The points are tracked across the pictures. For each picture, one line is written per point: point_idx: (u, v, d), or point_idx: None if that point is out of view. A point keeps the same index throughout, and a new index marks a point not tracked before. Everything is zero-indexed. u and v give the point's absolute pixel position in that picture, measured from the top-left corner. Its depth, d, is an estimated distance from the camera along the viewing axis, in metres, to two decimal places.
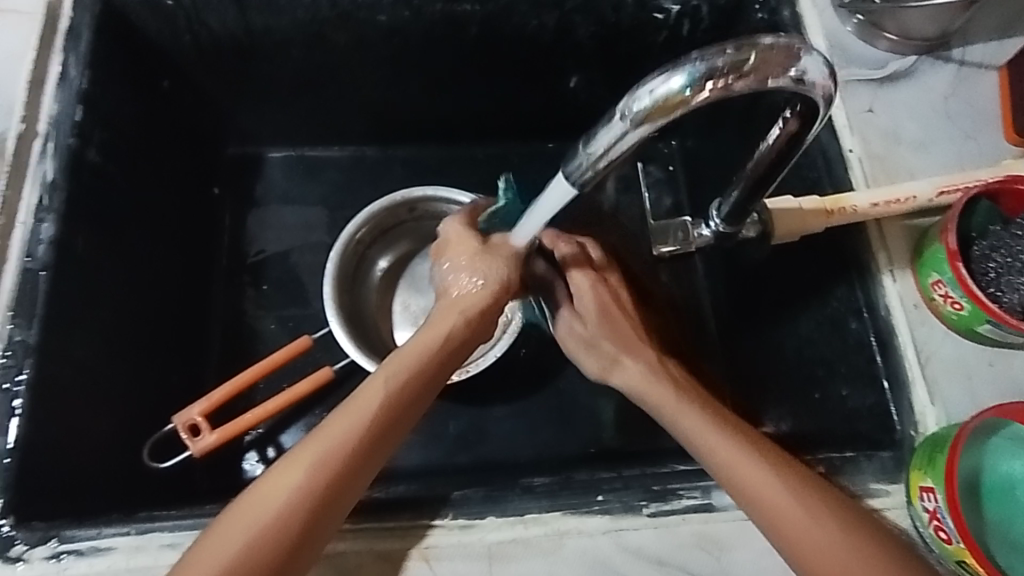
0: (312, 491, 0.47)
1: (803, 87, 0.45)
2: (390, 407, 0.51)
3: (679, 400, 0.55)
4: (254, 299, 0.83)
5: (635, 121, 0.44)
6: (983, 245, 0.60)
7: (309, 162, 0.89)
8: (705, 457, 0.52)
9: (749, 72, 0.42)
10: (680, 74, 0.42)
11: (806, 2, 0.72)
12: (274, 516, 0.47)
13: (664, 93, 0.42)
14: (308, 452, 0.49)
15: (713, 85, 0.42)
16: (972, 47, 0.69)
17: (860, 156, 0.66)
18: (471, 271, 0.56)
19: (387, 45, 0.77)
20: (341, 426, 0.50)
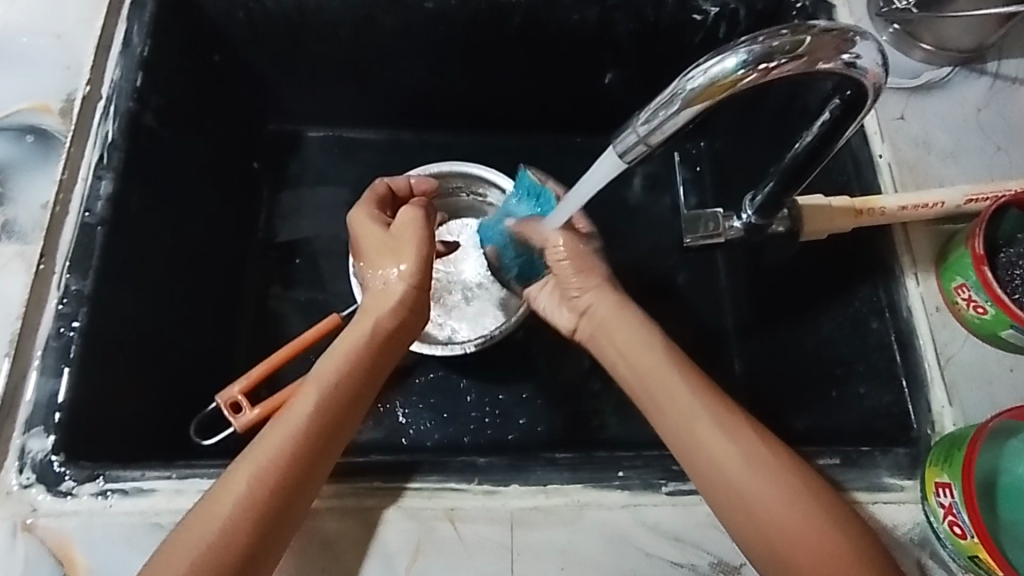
0: (267, 479, 0.51)
1: (855, 71, 0.46)
2: (333, 391, 0.56)
3: (643, 350, 0.59)
4: (295, 275, 0.87)
5: (687, 100, 0.46)
6: (1011, 253, 0.61)
7: (354, 149, 0.94)
8: (673, 425, 0.55)
9: (802, 55, 0.44)
10: (733, 56, 0.44)
11: (844, 10, 0.74)
12: (230, 513, 0.49)
13: (718, 73, 0.44)
14: (260, 449, 0.52)
15: (766, 66, 0.44)
16: (1007, 62, 0.73)
17: (890, 161, 0.69)
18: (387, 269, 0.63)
19: (431, 30, 0.80)
20: (286, 419, 0.54)
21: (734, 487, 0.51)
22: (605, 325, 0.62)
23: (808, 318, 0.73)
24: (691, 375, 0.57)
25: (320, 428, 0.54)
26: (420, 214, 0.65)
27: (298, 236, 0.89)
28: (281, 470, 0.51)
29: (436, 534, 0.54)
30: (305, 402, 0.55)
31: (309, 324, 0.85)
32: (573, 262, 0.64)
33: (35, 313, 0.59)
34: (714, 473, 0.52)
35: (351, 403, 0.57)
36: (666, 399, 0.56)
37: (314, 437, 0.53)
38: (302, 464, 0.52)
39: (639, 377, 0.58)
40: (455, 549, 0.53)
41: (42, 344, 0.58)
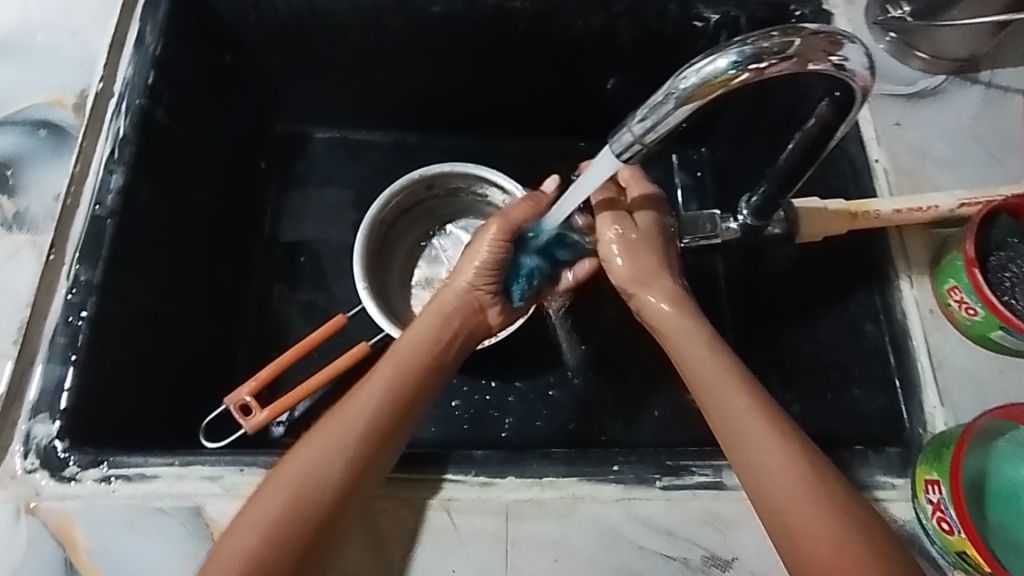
0: (344, 441, 0.53)
1: (844, 73, 0.47)
2: (407, 363, 0.60)
3: (711, 362, 0.58)
4: (299, 272, 0.88)
5: (682, 98, 0.47)
6: (1001, 256, 0.62)
7: (359, 151, 0.95)
8: (734, 445, 0.54)
9: (792, 56, 0.45)
10: (724, 56, 0.45)
11: (842, 19, 0.76)
12: (310, 469, 0.52)
13: (711, 73, 0.45)
14: (341, 411, 0.55)
15: (756, 66, 0.44)
16: (1000, 72, 0.74)
17: (886, 167, 0.70)
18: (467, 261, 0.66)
19: (437, 35, 0.82)
20: (365, 388, 0.57)
21: (772, 496, 0.51)
22: (664, 322, 0.62)
23: (805, 322, 0.74)
24: (751, 392, 0.56)
25: (389, 401, 0.57)
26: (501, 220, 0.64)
27: (302, 236, 0.90)
28: (359, 437, 0.54)
29: (430, 522, 0.55)
30: (381, 373, 0.58)
31: (312, 322, 0.86)
32: (629, 259, 0.63)
33: (43, 301, 0.60)
34: (759, 476, 0.52)
35: (420, 380, 0.59)
36: (715, 410, 0.56)
37: (388, 408, 0.56)
38: (373, 432, 0.54)
39: (707, 387, 0.57)
40: (450, 537, 0.54)
41: (50, 333, 0.60)
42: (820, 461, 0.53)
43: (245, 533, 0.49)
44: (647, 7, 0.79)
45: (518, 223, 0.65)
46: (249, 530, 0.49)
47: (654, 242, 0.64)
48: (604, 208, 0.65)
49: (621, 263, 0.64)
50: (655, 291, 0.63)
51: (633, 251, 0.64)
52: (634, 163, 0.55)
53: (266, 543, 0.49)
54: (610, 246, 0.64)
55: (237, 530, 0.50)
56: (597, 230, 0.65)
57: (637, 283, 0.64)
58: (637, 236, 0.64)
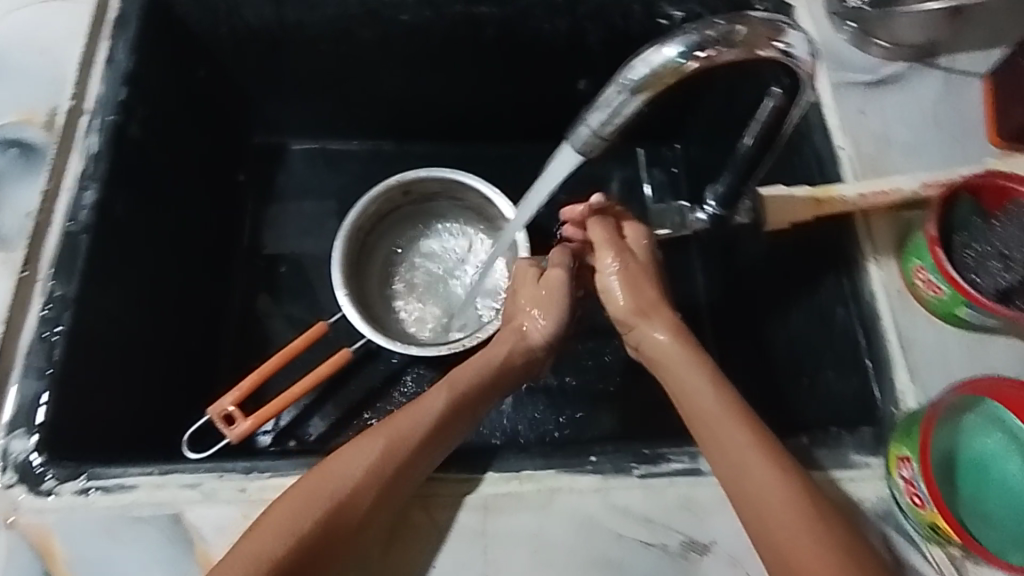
0: (397, 449, 0.54)
1: (791, 60, 0.47)
2: (463, 389, 0.60)
3: (720, 402, 0.56)
4: (280, 282, 0.89)
5: (633, 90, 0.48)
6: (963, 236, 0.62)
7: (337, 161, 0.96)
8: (734, 487, 0.53)
9: (737, 44, 0.45)
10: (671, 46, 0.45)
11: (802, 12, 0.78)
12: (361, 474, 0.52)
13: (658, 63, 0.46)
14: (391, 426, 0.55)
15: (702, 55, 0.45)
16: (957, 58, 0.75)
17: (851, 154, 0.71)
18: (530, 312, 0.67)
19: (408, 42, 0.83)
20: (423, 404, 0.58)
21: (776, 539, 0.50)
22: (665, 355, 0.61)
23: (778, 310, 0.75)
24: (752, 428, 0.54)
25: (442, 425, 0.57)
26: (568, 270, 0.67)
27: (282, 246, 0.91)
28: (405, 457, 0.54)
29: (406, 519, 0.55)
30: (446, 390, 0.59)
31: (292, 331, 0.86)
32: (626, 290, 0.64)
33: (19, 317, 0.61)
34: (756, 498, 0.51)
35: (467, 412, 0.60)
36: (712, 440, 0.55)
37: (434, 434, 0.56)
38: (421, 452, 0.55)
39: (704, 430, 0.55)
40: (431, 533, 0.54)
41: (25, 349, 0.60)
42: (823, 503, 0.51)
43: (275, 538, 0.49)
44: (614, 8, 0.80)
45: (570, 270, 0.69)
46: (276, 532, 0.50)
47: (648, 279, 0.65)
48: (603, 239, 0.66)
49: (620, 295, 0.64)
50: (658, 322, 0.63)
51: (633, 282, 0.64)
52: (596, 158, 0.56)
53: (290, 548, 0.49)
54: (609, 279, 0.65)
55: (274, 522, 0.50)
56: (597, 260, 0.66)
57: (638, 315, 0.64)
58: (637, 268, 0.65)
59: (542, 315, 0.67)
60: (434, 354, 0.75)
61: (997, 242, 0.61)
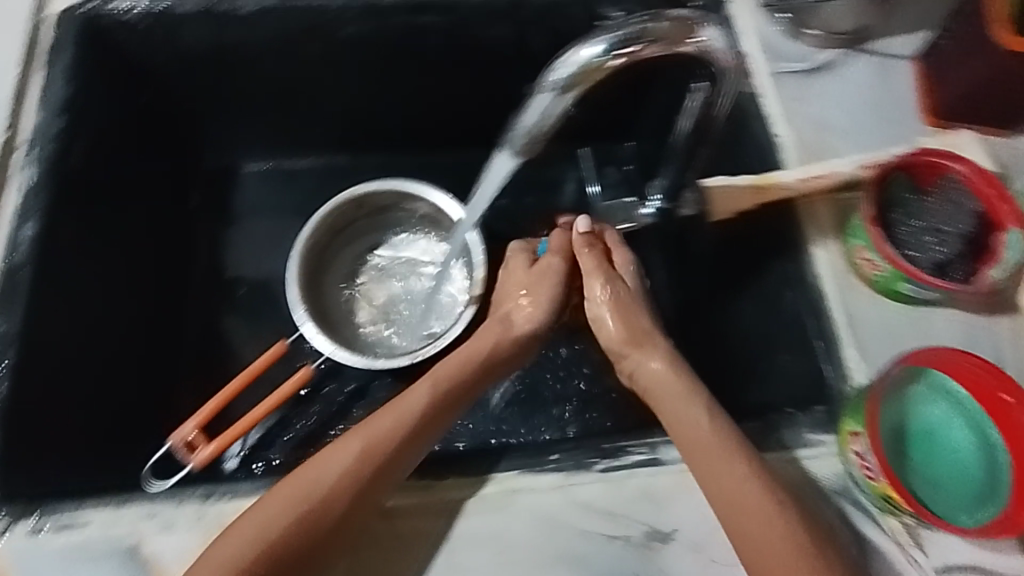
0: (374, 449, 0.55)
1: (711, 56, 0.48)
2: (445, 388, 0.61)
3: (714, 436, 0.55)
4: (237, 303, 0.90)
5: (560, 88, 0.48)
6: (899, 215, 0.66)
7: (291, 179, 0.97)
8: (728, 515, 0.53)
9: (657, 41, 0.46)
10: (594, 45, 0.46)
11: (737, 6, 0.79)
12: (336, 477, 0.54)
13: (583, 62, 0.47)
14: (366, 428, 0.57)
15: (624, 53, 0.46)
16: (885, 43, 0.77)
17: (790, 141, 0.72)
18: (524, 295, 0.69)
19: (352, 55, 0.82)
20: (404, 403, 0.59)
21: (757, 551, 0.51)
22: (659, 386, 0.60)
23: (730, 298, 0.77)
24: (746, 460, 0.54)
25: (421, 425, 0.58)
26: (563, 266, 0.69)
27: (238, 269, 0.92)
28: (380, 456, 0.55)
29: (366, 530, 0.54)
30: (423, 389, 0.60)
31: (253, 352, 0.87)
32: (619, 320, 0.64)
33: None
34: (748, 520, 0.52)
35: (445, 409, 0.61)
36: (711, 479, 0.54)
37: (410, 434, 0.57)
38: (398, 452, 0.56)
39: (704, 469, 0.54)
40: (393, 544, 0.55)
41: None
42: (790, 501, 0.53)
43: (246, 540, 0.51)
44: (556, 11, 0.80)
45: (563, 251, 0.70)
46: (255, 537, 0.51)
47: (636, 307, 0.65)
48: (593, 267, 0.67)
49: (612, 323, 0.64)
50: (651, 356, 0.62)
51: (624, 311, 0.65)
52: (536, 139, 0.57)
53: (267, 551, 0.51)
54: (600, 307, 0.65)
55: (253, 526, 0.52)
56: (586, 289, 0.67)
57: (630, 344, 0.63)
58: (626, 293, 0.66)
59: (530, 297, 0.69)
60: (397, 365, 0.74)
61: (929, 219, 0.65)
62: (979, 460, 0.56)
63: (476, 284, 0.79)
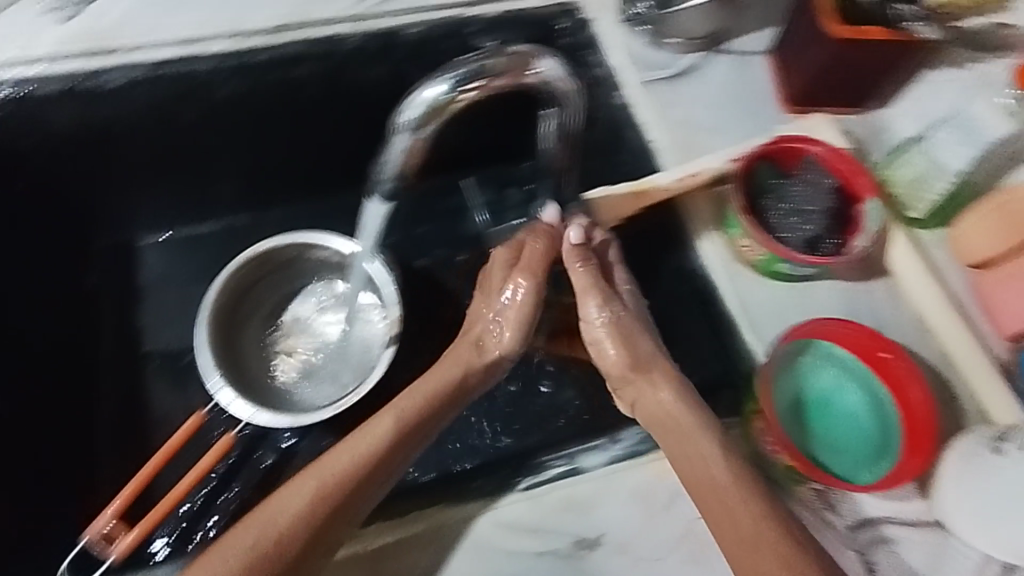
0: (331, 490, 0.57)
1: (553, 86, 0.51)
2: (408, 418, 0.62)
3: (726, 469, 0.57)
4: (150, 378, 0.87)
5: (414, 126, 0.50)
6: (770, 201, 0.70)
7: (193, 246, 0.95)
8: (721, 534, 0.55)
9: (499, 75, 0.49)
10: (441, 82, 0.49)
11: (599, 23, 0.83)
12: (292, 516, 0.56)
13: (433, 100, 0.49)
14: (322, 465, 0.59)
15: (468, 88, 0.49)
16: (741, 40, 0.82)
17: (663, 145, 0.78)
18: (504, 324, 0.69)
19: (232, 114, 0.83)
20: (364, 434, 0.60)
21: (735, 557, 0.54)
22: (667, 417, 0.60)
23: None
24: (752, 492, 0.56)
25: (380, 458, 0.59)
26: (533, 285, 0.68)
27: (149, 344, 0.89)
28: (335, 492, 0.57)
29: None
30: (386, 422, 0.61)
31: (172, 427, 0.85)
32: (622, 347, 0.65)
33: None
34: (734, 538, 0.54)
35: (407, 442, 0.62)
36: (716, 513, 0.55)
37: (366, 469, 0.58)
38: (354, 488, 0.58)
39: (710, 496, 0.56)
40: None
41: None
42: (755, 498, 0.55)
43: None
44: (427, 50, 0.83)
45: (539, 262, 0.68)
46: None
47: (631, 331, 0.66)
48: (586, 287, 0.67)
49: (612, 350, 0.65)
50: (661, 386, 0.62)
51: (625, 338, 0.65)
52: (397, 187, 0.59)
53: None
54: (597, 331, 0.67)
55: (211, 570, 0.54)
56: (583, 311, 0.67)
57: (634, 370, 0.64)
58: (624, 316, 0.66)
59: (511, 324, 0.69)
60: (320, 419, 0.72)
61: (798, 203, 0.70)
62: (870, 416, 0.62)
63: (391, 323, 0.78)
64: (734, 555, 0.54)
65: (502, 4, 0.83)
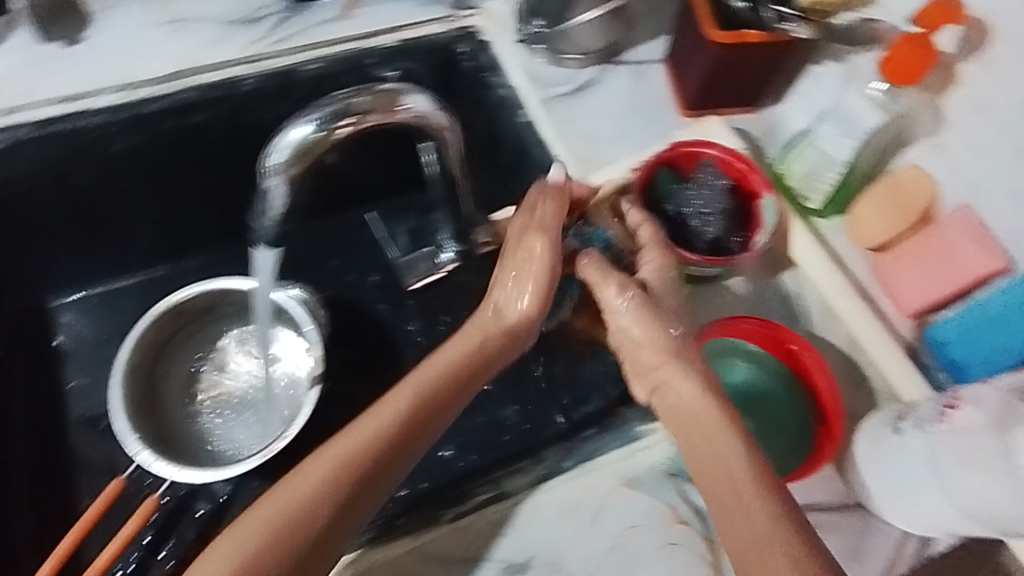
0: (350, 468, 0.52)
1: (420, 121, 0.54)
2: (429, 393, 0.58)
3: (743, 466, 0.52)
4: (68, 445, 0.84)
5: (282, 170, 0.52)
6: (672, 206, 0.70)
7: (108, 303, 0.92)
8: (737, 533, 0.49)
9: (363, 114, 0.51)
10: (304, 124, 0.51)
11: (498, 45, 0.84)
12: (310, 494, 0.51)
13: (298, 142, 0.51)
14: (343, 440, 0.54)
15: (331, 127, 0.51)
16: (637, 51, 0.84)
17: (568, 159, 0.78)
18: (521, 296, 0.63)
19: (133, 166, 0.81)
20: (384, 409, 0.56)
21: (746, 559, 0.48)
22: (686, 407, 0.57)
23: None
24: (771, 491, 0.51)
25: (399, 438, 0.55)
26: (552, 253, 0.62)
27: (65, 409, 0.86)
28: (352, 473, 0.52)
29: None
30: (405, 398, 0.57)
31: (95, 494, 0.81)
32: (648, 329, 0.60)
33: None
34: (751, 536, 0.49)
35: (429, 422, 0.57)
36: (732, 508, 0.50)
37: (385, 449, 0.54)
38: (371, 470, 0.53)
39: (725, 489, 0.51)
40: None
41: None
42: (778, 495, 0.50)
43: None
44: (329, 83, 0.82)
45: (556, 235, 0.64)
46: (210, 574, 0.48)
47: (657, 313, 0.61)
48: (601, 274, 0.63)
49: (637, 331, 0.61)
50: (684, 371, 0.58)
51: (646, 316, 0.61)
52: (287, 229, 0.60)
53: None
54: (619, 314, 0.62)
55: (214, 558, 0.49)
56: (602, 293, 0.63)
57: (661, 353, 0.60)
58: (650, 300, 0.62)
59: (528, 296, 0.63)
60: (245, 468, 0.69)
61: (699, 205, 0.70)
62: (786, 406, 0.64)
63: (315, 362, 0.76)
64: (751, 555, 0.48)
65: (400, 33, 0.83)
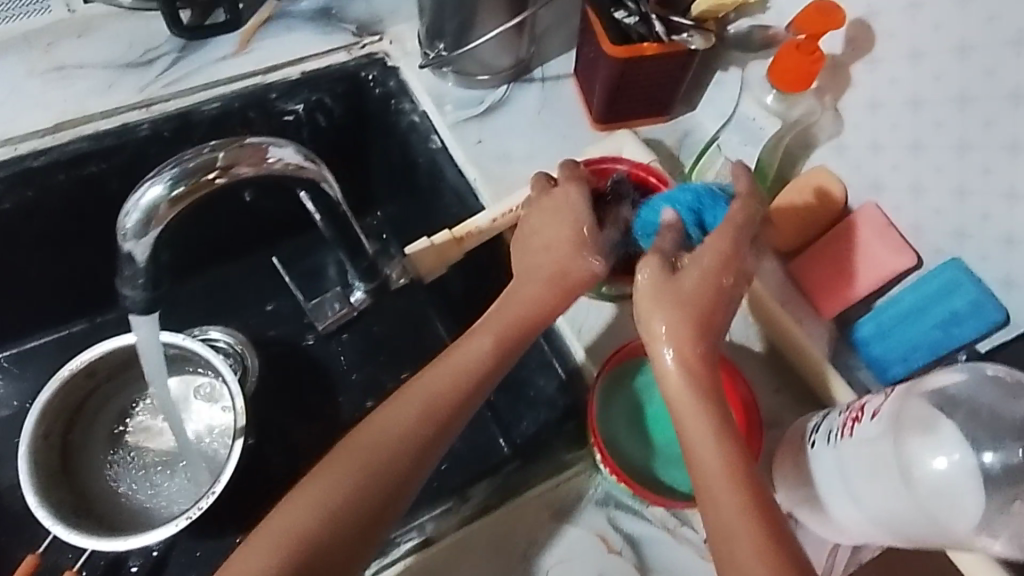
0: (432, 413, 0.54)
1: (282, 168, 0.58)
2: (509, 335, 0.58)
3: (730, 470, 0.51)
4: None
5: (139, 227, 0.55)
6: None
7: (19, 366, 0.86)
8: (714, 525, 0.49)
9: (221, 167, 0.55)
10: (158, 181, 0.54)
11: (407, 69, 0.82)
12: (398, 434, 0.52)
13: (152, 198, 0.54)
14: (419, 386, 0.55)
15: (185, 183, 0.54)
16: (548, 66, 0.83)
17: (481, 181, 0.77)
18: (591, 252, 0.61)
19: (30, 225, 0.76)
20: (464, 351, 0.57)
21: (720, 550, 0.48)
22: (680, 397, 0.54)
23: None
24: (750, 493, 0.50)
25: (464, 391, 0.55)
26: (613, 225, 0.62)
27: None
28: (423, 423, 0.53)
29: None
30: (479, 343, 0.57)
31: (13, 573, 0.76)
32: (670, 313, 0.56)
33: None
34: (725, 533, 0.48)
35: (497, 369, 0.57)
36: (711, 501, 0.50)
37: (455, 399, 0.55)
38: (433, 425, 0.53)
39: (706, 484, 0.51)
40: None
41: None
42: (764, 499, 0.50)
43: (292, 521, 0.49)
44: (233, 120, 0.79)
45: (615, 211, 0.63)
46: (296, 512, 0.49)
47: (688, 296, 0.56)
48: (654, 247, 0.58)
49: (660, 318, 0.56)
50: (693, 355, 0.55)
51: (664, 299, 0.56)
52: (161, 293, 0.62)
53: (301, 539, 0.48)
54: (641, 293, 0.57)
55: (295, 500, 0.50)
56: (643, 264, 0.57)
57: (687, 336, 0.55)
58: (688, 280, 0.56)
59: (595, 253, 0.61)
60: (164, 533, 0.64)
61: None
62: None
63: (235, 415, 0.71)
64: (724, 550, 0.48)
65: (301, 65, 0.81)
